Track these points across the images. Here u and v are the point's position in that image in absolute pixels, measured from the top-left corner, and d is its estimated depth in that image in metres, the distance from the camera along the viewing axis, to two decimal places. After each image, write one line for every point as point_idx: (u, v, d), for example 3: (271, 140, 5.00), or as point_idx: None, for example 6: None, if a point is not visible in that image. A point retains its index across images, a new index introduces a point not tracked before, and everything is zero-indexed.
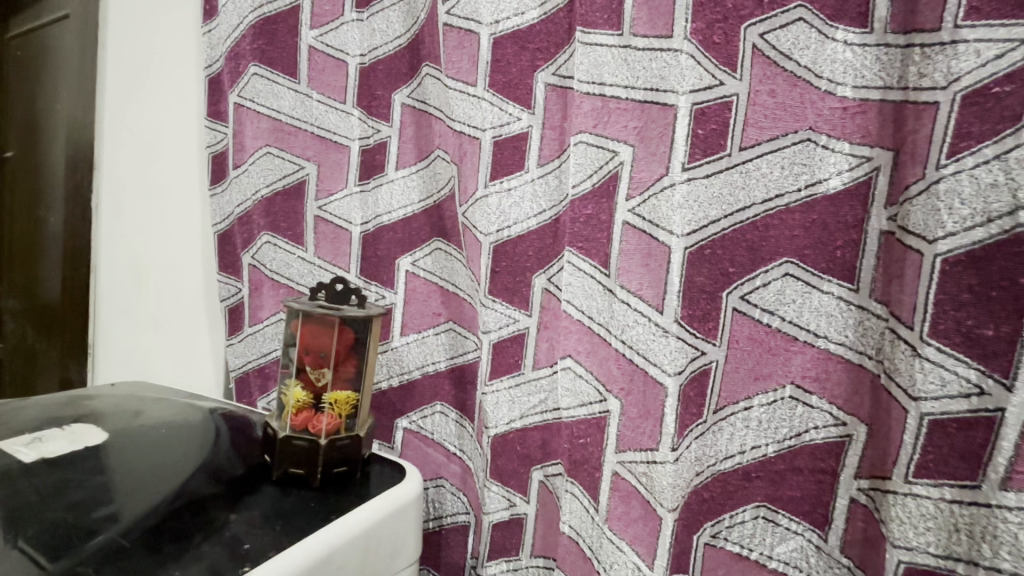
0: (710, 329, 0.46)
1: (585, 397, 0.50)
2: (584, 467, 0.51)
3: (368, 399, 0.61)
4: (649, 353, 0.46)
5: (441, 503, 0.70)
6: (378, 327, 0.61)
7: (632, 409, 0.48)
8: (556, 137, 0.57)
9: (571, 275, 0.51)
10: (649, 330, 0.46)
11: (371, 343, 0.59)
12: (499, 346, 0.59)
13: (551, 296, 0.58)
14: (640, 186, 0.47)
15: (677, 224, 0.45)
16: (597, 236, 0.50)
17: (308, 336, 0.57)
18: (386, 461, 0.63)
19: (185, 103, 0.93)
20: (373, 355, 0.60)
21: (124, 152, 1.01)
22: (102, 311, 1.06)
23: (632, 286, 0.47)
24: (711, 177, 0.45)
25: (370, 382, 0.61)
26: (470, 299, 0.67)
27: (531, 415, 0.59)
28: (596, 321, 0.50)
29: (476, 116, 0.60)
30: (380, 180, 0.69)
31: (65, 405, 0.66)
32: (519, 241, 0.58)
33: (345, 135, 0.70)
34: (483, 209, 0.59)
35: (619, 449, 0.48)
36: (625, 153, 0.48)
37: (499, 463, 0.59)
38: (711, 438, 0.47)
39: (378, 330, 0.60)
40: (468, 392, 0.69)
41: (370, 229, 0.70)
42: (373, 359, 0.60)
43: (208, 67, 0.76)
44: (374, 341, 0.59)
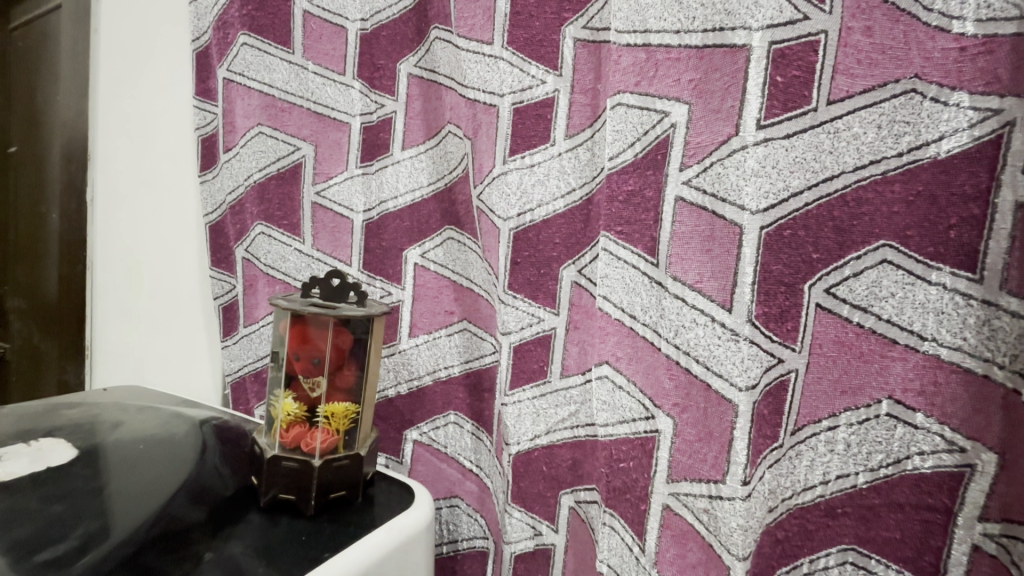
0: (790, 332, 0.36)
1: (626, 413, 0.41)
2: (624, 496, 0.41)
3: (370, 412, 0.53)
4: (711, 362, 0.37)
5: (456, 525, 0.62)
6: (382, 326, 0.52)
7: (688, 430, 0.38)
8: (587, 102, 0.48)
9: (606, 265, 0.41)
10: (712, 332, 0.37)
11: (372, 346, 0.51)
12: (521, 350, 0.51)
13: (583, 291, 0.49)
14: (698, 152, 0.37)
15: (750, 197, 0.35)
16: (641, 217, 0.40)
17: (300, 339, 0.49)
18: (392, 480, 0.55)
19: (179, 86, 0.86)
20: (376, 361, 0.52)
21: (119, 141, 0.95)
22: (99, 310, 1.00)
23: (688, 277, 0.38)
24: (794, 138, 0.35)
25: (373, 392, 0.53)
26: (487, 296, 0.58)
27: (559, 430, 0.50)
28: (639, 321, 0.40)
29: (493, 80, 0.51)
30: (384, 162, 0.61)
31: (39, 416, 0.59)
32: (544, 226, 0.49)
33: (345, 110, 0.62)
34: (501, 188, 0.50)
35: (672, 478, 0.39)
36: (679, 113, 0.38)
37: (521, 486, 0.51)
38: (786, 466, 0.38)
39: (382, 330, 0.52)
40: (485, 402, 0.60)
41: (374, 216, 0.62)
42: (376, 365, 0.52)
43: (195, 40, 0.69)
44: (376, 345, 0.51)
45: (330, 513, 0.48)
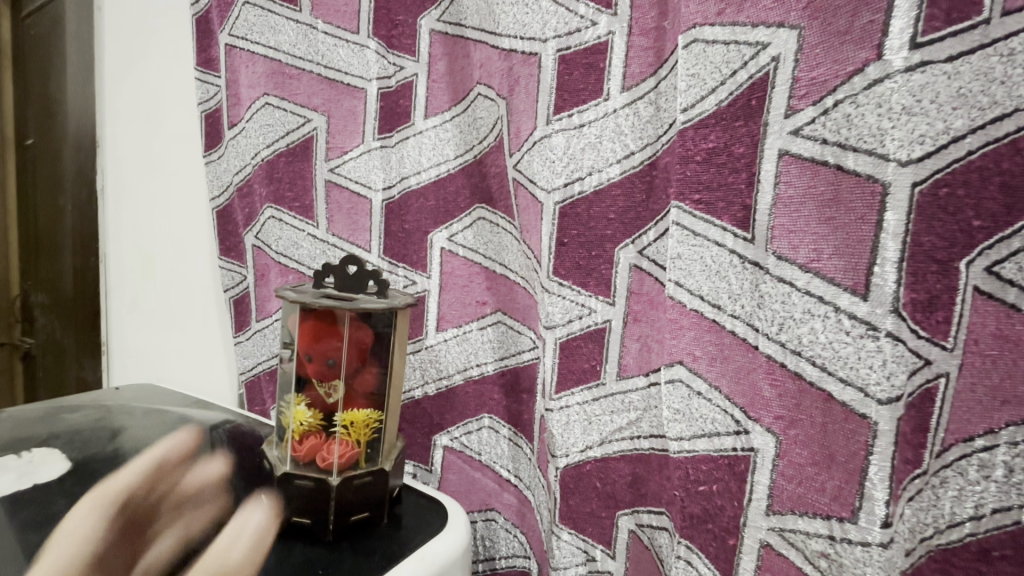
0: (941, 325, 0.27)
1: (708, 426, 0.33)
2: (704, 526, 0.33)
3: (395, 419, 0.46)
4: (835, 365, 0.28)
5: (493, 542, 0.56)
6: (406, 321, 0.45)
7: (797, 450, 0.30)
8: (649, 44, 0.39)
9: (678, 242, 0.33)
10: (833, 327, 0.28)
11: (396, 345, 0.44)
12: (569, 347, 0.43)
13: (645, 276, 0.41)
14: (814, 88, 0.28)
15: (895, 143, 0.26)
16: (729, 181, 0.32)
17: (312, 336, 0.42)
18: (419, 496, 0.49)
19: (184, 63, 0.79)
20: (401, 361, 0.45)
21: (126, 126, 0.89)
22: (114, 305, 0.96)
23: (797, 255, 0.29)
24: (959, 62, 0.24)
25: (398, 396, 0.46)
26: (525, 283, 0.51)
27: (616, 440, 0.43)
28: (726, 312, 0.32)
29: (533, 24, 0.43)
30: (405, 133, 0.54)
31: (35, 422, 0.54)
32: (596, 199, 0.41)
33: (359, 74, 0.54)
34: (544, 154, 0.42)
35: (774, 509, 0.31)
36: (786, 41, 0.29)
37: (571, 504, 0.44)
38: (926, 498, 0.29)
39: (406, 325, 0.45)
40: (525, 404, 0.53)
41: (395, 195, 0.55)
42: (401, 366, 0.45)
43: (195, 4, 0.62)
44: (400, 343, 0.44)
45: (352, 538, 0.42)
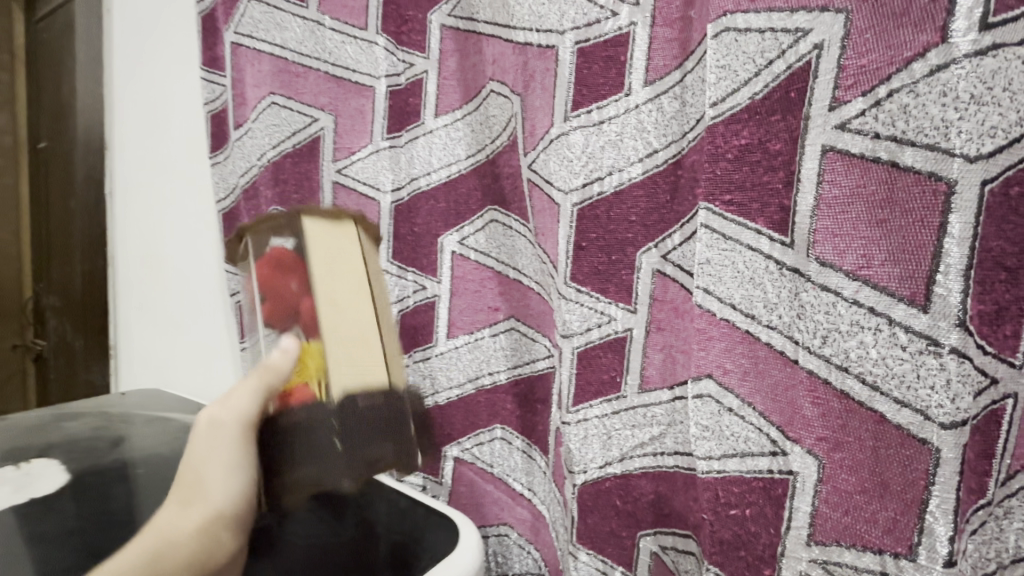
0: (1009, 339, 0.25)
1: (741, 445, 0.30)
2: (737, 554, 0.30)
3: (369, 349, 0.39)
4: (889, 384, 0.25)
5: (507, 557, 0.54)
6: (336, 236, 0.39)
7: (843, 477, 0.27)
8: (674, 36, 0.37)
9: (708, 246, 0.30)
10: (887, 341, 0.25)
11: (315, 260, 0.37)
12: (587, 357, 0.41)
13: (669, 282, 0.39)
14: (866, 75, 0.25)
15: (962, 136, 0.23)
16: (765, 180, 0.29)
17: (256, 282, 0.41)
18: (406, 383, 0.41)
19: (191, 62, 0.78)
20: (334, 273, 0.38)
21: (134, 127, 0.89)
22: (121, 308, 0.96)
23: (844, 261, 0.26)
24: None
25: (348, 317, 0.38)
26: (540, 288, 0.48)
27: (637, 456, 0.40)
28: (762, 323, 0.29)
29: (550, 15, 0.40)
30: (414, 132, 0.52)
31: (33, 433, 0.52)
32: (616, 200, 0.39)
33: (368, 72, 0.52)
34: (562, 153, 0.40)
35: (817, 539, 0.28)
36: (831, 27, 0.26)
37: (590, 523, 0.41)
38: (989, 530, 0.26)
39: (313, 234, 0.38)
40: (539, 415, 0.51)
41: (404, 197, 0.53)
42: (334, 282, 0.38)
43: (201, 2, 0.61)
44: (320, 258, 0.37)
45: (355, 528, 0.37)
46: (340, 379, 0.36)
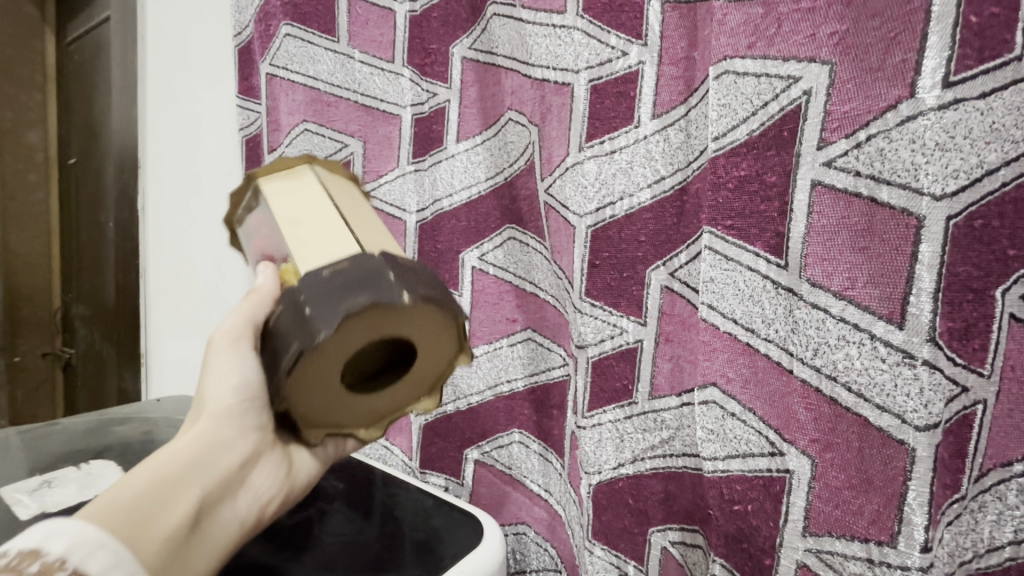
0: (977, 352, 0.28)
1: (742, 446, 0.34)
2: (740, 545, 0.34)
3: (339, 242, 0.32)
4: (872, 391, 0.29)
5: (525, 554, 0.57)
6: (294, 179, 0.37)
7: (834, 474, 0.31)
8: (679, 74, 0.40)
9: (711, 267, 0.34)
10: (869, 354, 0.29)
11: (274, 195, 0.36)
12: (601, 366, 0.44)
13: (676, 297, 0.42)
14: (846, 122, 0.29)
15: (929, 178, 0.27)
16: (761, 209, 0.33)
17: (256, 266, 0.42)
18: (362, 272, 0.30)
19: (223, 86, 0.83)
20: (292, 202, 0.35)
21: (167, 146, 0.94)
22: (153, 317, 1.00)
23: (832, 283, 0.30)
24: (991, 98, 0.25)
25: (314, 230, 0.33)
26: (555, 301, 0.52)
27: (648, 458, 0.43)
28: (761, 336, 0.33)
29: (566, 55, 0.44)
30: (438, 156, 0.56)
31: (88, 435, 0.57)
32: (627, 222, 0.42)
33: (395, 101, 0.57)
34: (577, 180, 0.44)
35: (811, 530, 0.31)
36: (817, 77, 0.30)
37: (603, 520, 0.45)
38: (965, 522, 0.30)
39: (273, 180, 0.37)
40: (555, 419, 0.54)
41: (428, 217, 0.57)
42: (291, 206, 0.35)
43: (238, 36, 0.66)
44: (280, 195, 0.36)
45: (369, 401, 0.34)
46: (309, 268, 0.32)
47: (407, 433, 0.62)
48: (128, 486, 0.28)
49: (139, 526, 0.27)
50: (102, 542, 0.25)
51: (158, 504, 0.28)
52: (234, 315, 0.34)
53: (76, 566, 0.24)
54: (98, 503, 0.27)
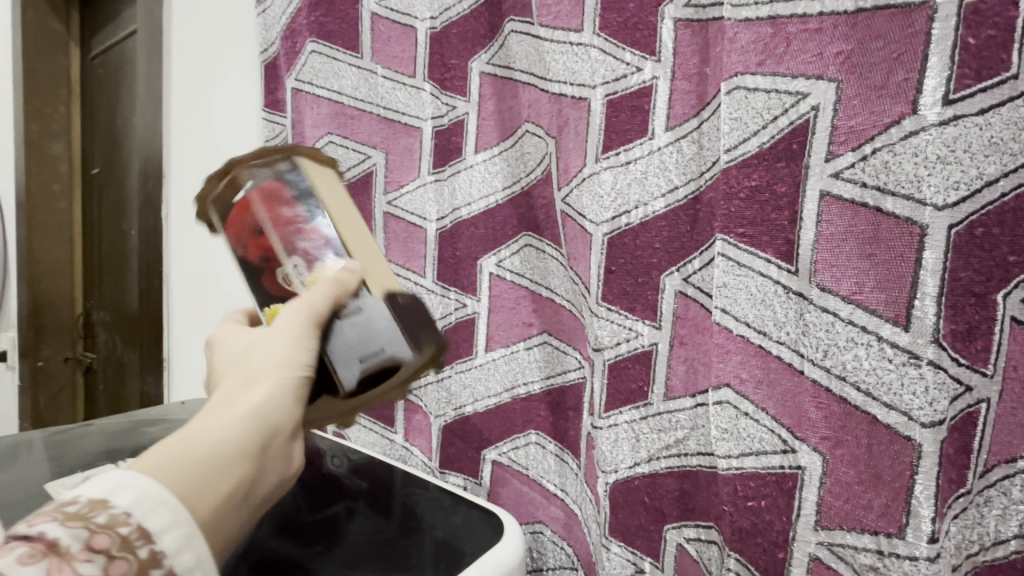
0: (980, 353, 0.29)
1: (755, 444, 0.35)
2: (753, 540, 0.35)
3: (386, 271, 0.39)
4: (879, 390, 0.30)
5: (542, 553, 0.59)
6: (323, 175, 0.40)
7: (844, 470, 0.32)
8: (692, 89, 0.42)
9: (724, 272, 0.36)
10: (876, 355, 0.30)
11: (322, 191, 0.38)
12: (617, 368, 0.46)
13: (690, 301, 0.44)
14: (852, 136, 0.31)
15: (931, 189, 0.28)
16: (772, 218, 0.34)
17: (230, 219, 0.38)
18: (431, 316, 0.38)
19: (246, 98, 0.86)
20: (344, 210, 0.39)
21: (190, 157, 0.97)
22: (176, 323, 1.03)
23: (841, 287, 0.32)
24: (990, 114, 0.27)
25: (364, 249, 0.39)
26: (571, 306, 0.54)
27: (663, 457, 0.45)
28: (772, 339, 0.34)
29: (583, 71, 0.46)
30: (457, 167, 0.58)
31: (123, 435, 0.59)
32: (642, 230, 0.44)
33: (415, 114, 0.59)
34: (593, 190, 0.46)
35: (823, 524, 0.33)
36: (825, 93, 0.32)
37: (620, 517, 0.46)
38: (971, 516, 0.31)
39: (321, 172, 0.39)
40: (571, 421, 0.56)
41: (447, 225, 0.59)
42: (344, 213, 0.38)
43: (264, 52, 0.69)
44: (329, 193, 0.38)
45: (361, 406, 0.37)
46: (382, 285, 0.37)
47: (427, 434, 0.64)
48: (197, 444, 0.28)
49: (205, 492, 0.27)
50: (165, 501, 0.25)
51: (225, 470, 0.28)
52: (320, 297, 0.34)
53: (140, 522, 0.24)
54: (165, 456, 0.27)
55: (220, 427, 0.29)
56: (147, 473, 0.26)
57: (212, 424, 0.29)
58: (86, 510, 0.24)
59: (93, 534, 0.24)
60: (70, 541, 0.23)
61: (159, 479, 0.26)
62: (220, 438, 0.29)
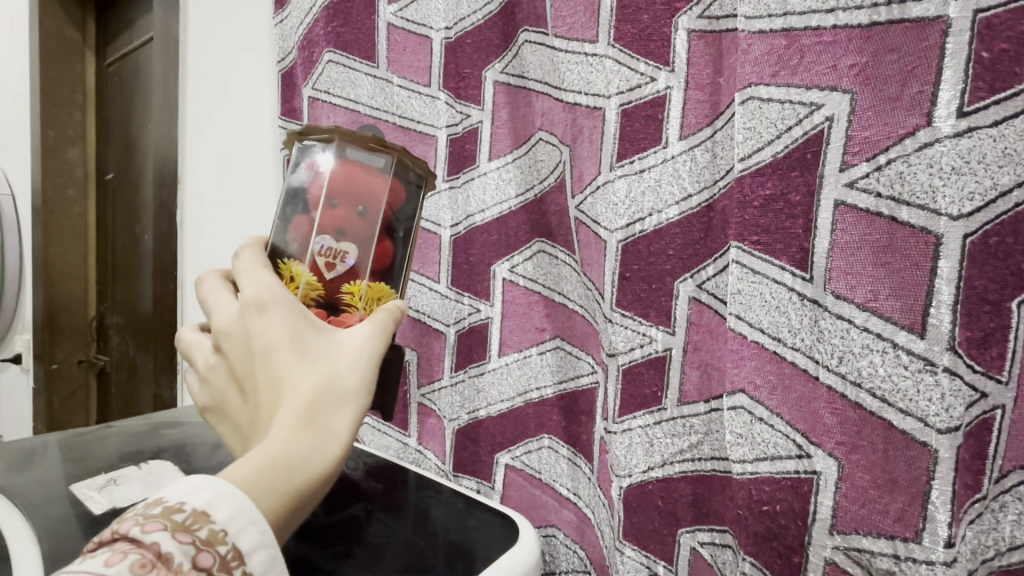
0: (996, 360, 0.29)
1: (770, 449, 0.36)
2: (769, 544, 0.35)
3: None
4: (894, 396, 0.31)
5: (555, 556, 0.59)
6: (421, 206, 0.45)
7: (859, 475, 0.33)
8: (705, 98, 0.43)
9: (739, 279, 0.36)
10: (891, 361, 0.31)
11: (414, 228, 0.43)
12: (631, 373, 0.47)
13: (704, 308, 0.44)
14: (867, 146, 0.32)
15: (946, 200, 0.29)
16: (786, 226, 0.35)
17: (346, 174, 0.39)
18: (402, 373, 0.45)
19: (261, 106, 0.88)
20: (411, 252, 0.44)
21: (205, 163, 0.99)
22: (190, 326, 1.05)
23: (855, 295, 0.32)
24: (1004, 125, 0.28)
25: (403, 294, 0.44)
26: (584, 312, 0.55)
27: (677, 461, 0.45)
28: (787, 345, 0.35)
29: (597, 81, 0.47)
30: (471, 174, 0.59)
31: (142, 437, 0.60)
32: (656, 237, 0.45)
33: (430, 122, 0.60)
34: (608, 197, 0.47)
35: (839, 529, 0.33)
36: (839, 104, 0.32)
37: (634, 521, 0.47)
38: (987, 521, 0.32)
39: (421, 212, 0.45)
40: (584, 425, 0.56)
41: (461, 231, 0.60)
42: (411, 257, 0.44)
43: (281, 61, 0.70)
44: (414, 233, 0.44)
45: None
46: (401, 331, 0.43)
47: (440, 437, 0.65)
48: (298, 463, 0.28)
49: (289, 521, 0.27)
50: (255, 520, 0.25)
51: (309, 499, 0.28)
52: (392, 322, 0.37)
53: (235, 543, 0.24)
54: (270, 472, 0.27)
55: (314, 453, 0.29)
56: (248, 496, 0.26)
57: (302, 443, 0.28)
58: (191, 523, 0.24)
59: (197, 552, 0.24)
60: (181, 557, 0.23)
61: (262, 510, 0.26)
62: (314, 468, 0.28)
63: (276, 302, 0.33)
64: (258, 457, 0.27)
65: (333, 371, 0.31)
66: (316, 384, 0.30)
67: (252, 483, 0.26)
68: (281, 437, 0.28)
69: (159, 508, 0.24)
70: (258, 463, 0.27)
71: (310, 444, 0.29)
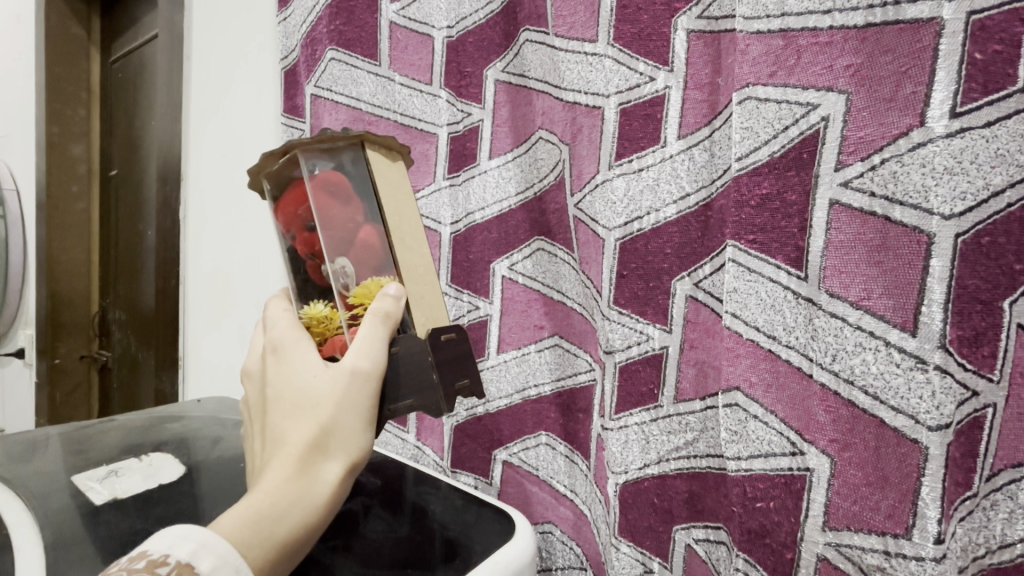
0: (987, 359, 0.30)
1: (765, 447, 0.36)
2: (762, 541, 0.36)
3: (437, 306, 0.43)
4: (886, 394, 0.31)
5: (551, 553, 0.59)
6: (390, 172, 0.42)
7: (852, 472, 0.33)
8: (703, 98, 0.43)
9: (735, 278, 0.37)
10: (883, 360, 0.31)
11: (385, 196, 0.40)
12: (628, 371, 0.47)
13: (701, 306, 0.45)
14: (861, 146, 0.32)
15: (939, 199, 0.29)
16: (782, 225, 0.35)
17: (286, 208, 0.41)
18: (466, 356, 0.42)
19: (264, 103, 0.88)
20: (407, 231, 0.42)
21: (207, 159, 0.99)
22: (191, 322, 1.06)
23: (849, 293, 0.32)
24: (996, 127, 0.28)
25: (422, 282, 0.42)
26: (582, 310, 0.55)
27: (672, 458, 0.46)
28: (781, 343, 0.35)
29: (597, 81, 0.47)
30: (471, 172, 0.59)
31: (144, 430, 0.61)
32: (653, 235, 0.45)
33: (431, 121, 0.61)
34: (606, 196, 0.47)
35: (831, 525, 0.33)
36: (834, 105, 0.33)
37: (630, 518, 0.47)
38: (978, 519, 0.32)
39: (384, 166, 0.41)
40: (581, 422, 0.57)
41: (461, 229, 0.61)
42: (403, 227, 0.41)
43: (285, 58, 0.71)
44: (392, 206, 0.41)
45: None
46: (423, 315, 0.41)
47: (438, 434, 0.65)
48: (281, 517, 0.31)
49: (274, 567, 0.31)
50: (239, 569, 0.28)
51: (293, 548, 0.31)
52: (376, 337, 0.37)
53: None
54: (253, 528, 0.30)
55: (294, 506, 0.31)
56: (235, 548, 0.29)
57: (286, 495, 0.31)
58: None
59: None
60: None
61: (245, 561, 0.29)
62: (295, 520, 0.31)
63: (286, 350, 0.37)
64: (246, 507, 0.31)
65: (319, 421, 0.33)
66: (301, 438, 0.33)
67: (237, 535, 0.29)
68: (271, 490, 0.31)
69: (143, 562, 0.27)
70: (239, 514, 0.30)
71: (291, 496, 0.31)
